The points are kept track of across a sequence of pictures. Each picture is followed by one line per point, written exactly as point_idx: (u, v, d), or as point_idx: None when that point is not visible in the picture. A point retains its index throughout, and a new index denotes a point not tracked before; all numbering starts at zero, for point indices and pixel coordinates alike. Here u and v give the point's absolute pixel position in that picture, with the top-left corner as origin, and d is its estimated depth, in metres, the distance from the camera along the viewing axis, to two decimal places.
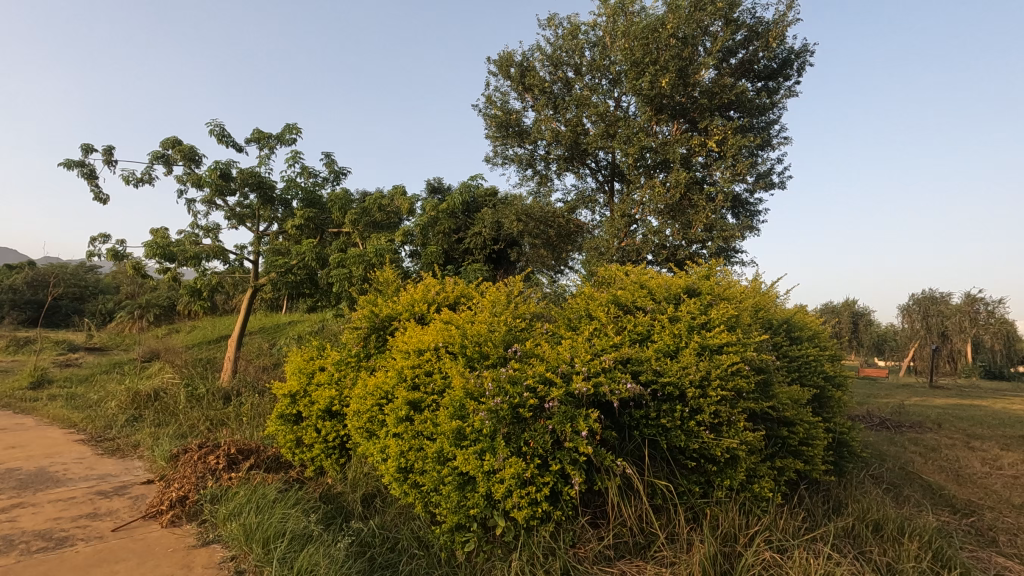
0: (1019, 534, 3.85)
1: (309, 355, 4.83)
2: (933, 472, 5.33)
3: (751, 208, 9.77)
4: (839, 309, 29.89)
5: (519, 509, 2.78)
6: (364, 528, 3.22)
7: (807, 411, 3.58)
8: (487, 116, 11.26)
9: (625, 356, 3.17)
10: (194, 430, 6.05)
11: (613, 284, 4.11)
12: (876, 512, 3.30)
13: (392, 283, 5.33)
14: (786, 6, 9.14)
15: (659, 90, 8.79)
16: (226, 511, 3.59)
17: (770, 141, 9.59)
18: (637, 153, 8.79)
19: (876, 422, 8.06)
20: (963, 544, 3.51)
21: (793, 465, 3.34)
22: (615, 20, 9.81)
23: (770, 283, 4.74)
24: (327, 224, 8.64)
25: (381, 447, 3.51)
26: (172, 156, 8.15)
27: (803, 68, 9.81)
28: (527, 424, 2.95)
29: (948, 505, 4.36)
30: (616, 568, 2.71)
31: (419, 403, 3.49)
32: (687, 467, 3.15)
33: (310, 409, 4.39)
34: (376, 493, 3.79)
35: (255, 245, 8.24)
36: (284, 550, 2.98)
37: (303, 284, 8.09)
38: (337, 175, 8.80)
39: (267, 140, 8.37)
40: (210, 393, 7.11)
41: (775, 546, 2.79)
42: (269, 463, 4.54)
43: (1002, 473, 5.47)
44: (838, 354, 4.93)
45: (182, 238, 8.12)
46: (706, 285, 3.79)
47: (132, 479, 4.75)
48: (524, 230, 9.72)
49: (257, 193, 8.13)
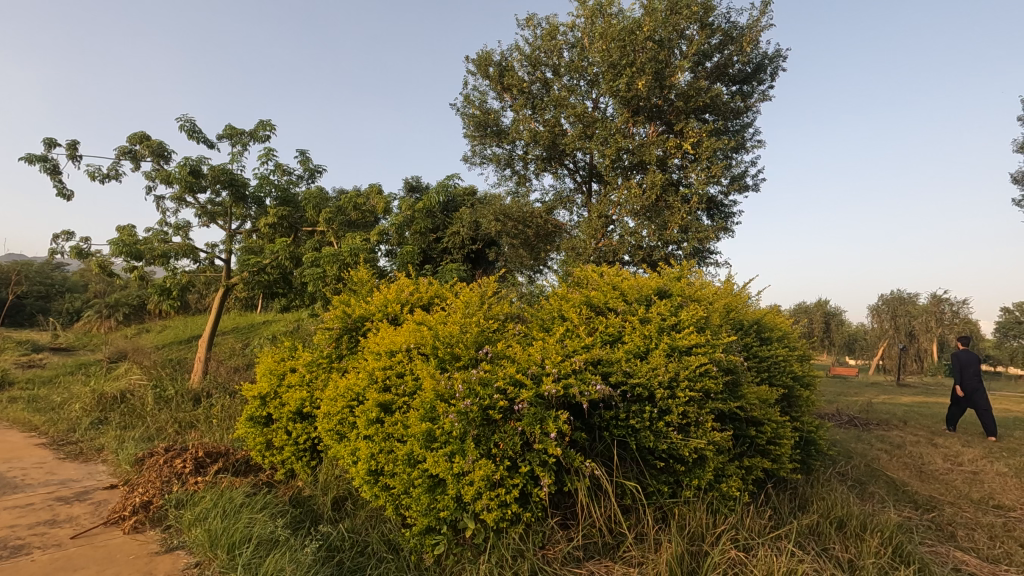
0: (977, 530, 3.97)
1: (280, 356, 4.76)
2: (898, 469, 5.46)
3: (726, 210, 9.90)
4: (812, 309, 30.49)
5: (489, 511, 2.78)
6: (332, 532, 3.17)
7: (775, 411, 3.63)
8: (465, 115, 11.23)
9: (596, 357, 3.19)
10: (161, 434, 5.91)
11: (586, 285, 4.12)
12: (840, 509, 3.37)
13: (366, 283, 5.27)
14: (759, 11, 9.29)
15: (635, 92, 8.88)
16: (191, 516, 3.49)
17: (744, 144, 9.72)
18: (614, 154, 8.86)
19: (844, 421, 8.24)
20: (924, 539, 3.61)
21: (761, 464, 3.40)
22: (593, 21, 9.88)
23: (741, 284, 4.81)
24: (301, 223, 8.54)
25: (351, 449, 3.47)
26: (139, 151, 7.94)
27: (776, 72, 9.99)
28: (497, 426, 2.94)
29: (910, 501, 4.48)
30: (584, 568, 2.71)
31: (390, 404, 3.46)
32: (656, 467, 3.19)
33: (281, 411, 4.33)
34: (347, 496, 3.74)
35: (227, 244, 8.09)
36: (249, 556, 2.93)
37: (276, 284, 8.03)
38: (313, 173, 8.68)
39: (240, 137, 8.21)
40: (179, 394, 6.97)
41: (741, 544, 2.83)
42: (239, 465, 4.47)
43: (963, 469, 5.63)
44: (807, 354, 5.00)
45: (150, 235, 7.93)
46: (677, 286, 3.82)
47: (95, 484, 4.62)
48: (502, 230, 9.72)
49: (229, 191, 7.96)
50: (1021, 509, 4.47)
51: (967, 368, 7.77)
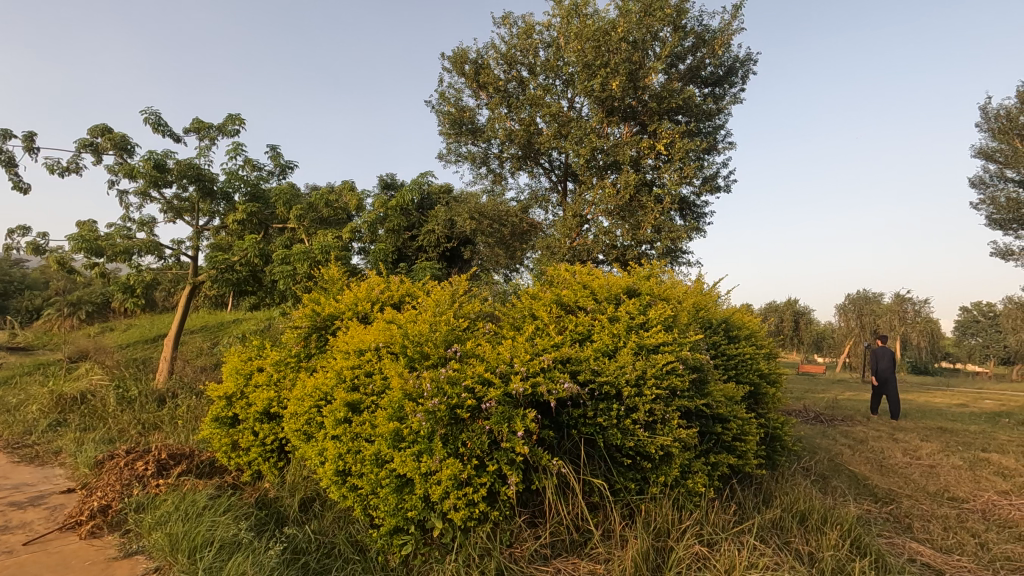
0: (933, 521, 4.10)
1: (247, 355, 4.66)
2: (859, 463, 5.63)
3: (698, 210, 10.06)
4: (781, 307, 31.17)
5: (456, 510, 2.77)
6: (298, 533, 3.13)
7: (740, 407, 3.69)
8: (441, 113, 11.16)
9: (564, 355, 3.21)
10: (124, 435, 5.73)
11: (557, 284, 4.13)
12: (803, 503, 3.45)
13: (337, 281, 5.20)
14: (731, 15, 9.48)
15: (609, 92, 8.96)
16: (152, 521, 3.40)
17: (715, 146, 9.90)
18: (589, 153, 8.89)
19: (810, 417, 8.46)
20: (882, 531, 3.73)
21: (726, 460, 3.46)
22: (569, 21, 9.91)
23: (710, 284, 4.90)
24: (272, 220, 8.36)
25: (318, 450, 3.41)
26: (101, 144, 7.69)
27: (747, 75, 10.18)
28: (465, 424, 2.93)
29: (870, 494, 4.62)
30: (552, 566, 2.72)
31: (359, 404, 3.40)
32: (624, 464, 3.22)
33: (247, 411, 4.25)
34: (315, 498, 3.68)
35: (194, 241, 7.90)
36: (211, 559, 2.86)
37: (246, 282, 7.88)
38: (284, 169, 8.53)
39: (207, 130, 8.01)
40: (143, 395, 6.77)
41: (705, 539, 2.88)
42: (203, 468, 4.37)
43: (920, 462, 5.83)
44: (774, 352, 5.10)
45: (112, 231, 7.68)
46: (646, 285, 3.83)
47: (51, 489, 4.45)
48: (477, 229, 9.70)
49: (196, 186, 7.76)
50: (973, 500, 4.66)
51: (880, 359, 9.28)
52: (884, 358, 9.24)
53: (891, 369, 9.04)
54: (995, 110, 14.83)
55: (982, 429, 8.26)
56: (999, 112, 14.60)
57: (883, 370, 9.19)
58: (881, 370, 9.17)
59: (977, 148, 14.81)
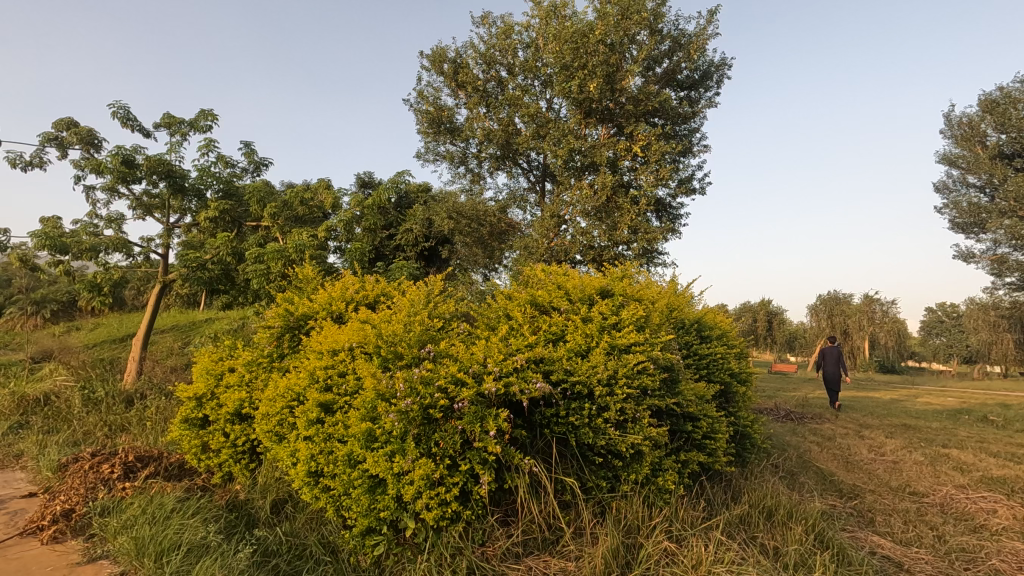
0: (894, 515, 4.24)
1: (218, 356, 4.59)
2: (827, 460, 5.78)
3: (674, 211, 10.22)
4: (755, 308, 31.77)
5: (429, 511, 2.78)
6: (269, 536, 3.09)
7: (710, 406, 3.77)
8: (419, 111, 11.12)
9: (537, 356, 3.25)
10: (89, 438, 5.59)
11: (532, 284, 4.16)
12: (770, 500, 3.54)
13: (311, 281, 5.13)
14: (706, 20, 9.64)
15: (587, 94, 9.03)
16: (117, 524, 3.33)
17: (690, 149, 10.07)
18: (567, 154, 8.94)
19: (782, 415, 8.65)
20: (846, 526, 3.85)
21: (696, 458, 3.52)
22: (547, 22, 9.95)
23: (683, 285, 4.99)
24: (245, 218, 8.22)
25: (290, 451, 3.37)
26: (66, 139, 7.47)
27: (722, 79, 10.37)
28: (437, 424, 2.94)
29: (836, 490, 4.76)
30: (523, 564, 2.75)
31: (331, 404, 3.38)
32: (596, 463, 3.27)
33: (218, 412, 4.19)
34: (287, 499, 3.65)
35: (164, 238, 7.72)
36: (177, 564, 2.81)
37: (218, 280, 7.68)
38: (258, 166, 8.40)
39: (178, 126, 7.84)
40: (110, 396, 6.60)
41: (674, 536, 2.94)
42: (172, 470, 4.29)
43: (885, 458, 6.01)
44: (745, 352, 5.20)
45: (78, 228, 7.46)
46: (620, 286, 3.86)
47: (11, 493, 4.32)
48: (455, 228, 9.68)
49: (166, 182, 7.59)
50: (933, 494, 4.82)
51: (828, 359, 9.85)
52: (831, 359, 9.82)
53: (836, 367, 9.61)
54: (958, 118, 15.42)
55: (943, 425, 8.55)
56: (962, 120, 15.19)
57: (829, 370, 9.77)
58: (828, 369, 9.75)
59: (941, 155, 15.35)
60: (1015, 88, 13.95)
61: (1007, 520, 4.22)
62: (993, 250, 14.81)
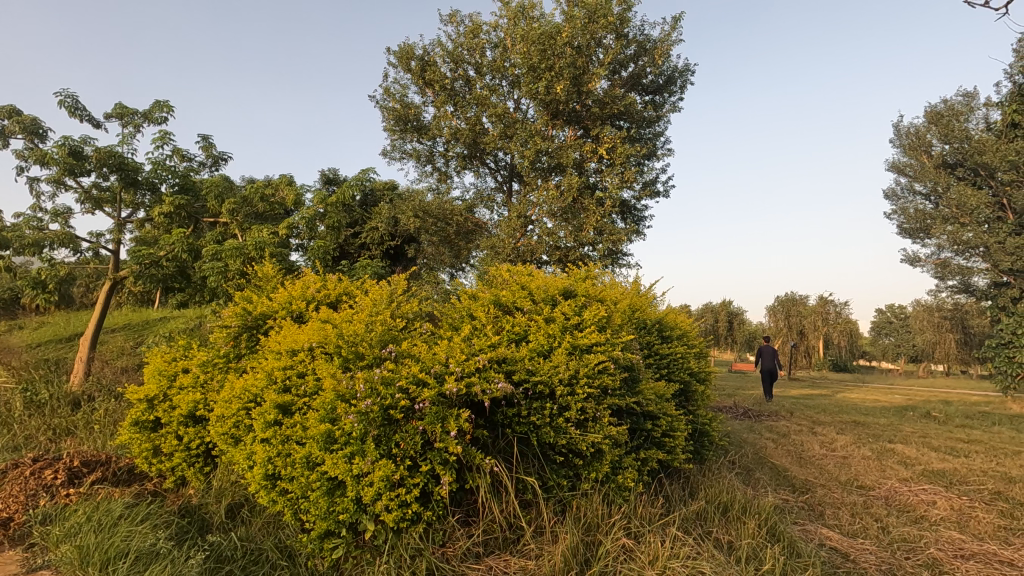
0: (843, 508, 4.42)
1: (172, 356, 4.45)
2: (781, 457, 5.99)
3: (637, 213, 10.41)
4: (717, 308, 32.60)
5: (389, 511, 2.76)
6: (222, 541, 3.00)
7: (669, 404, 3.85)
8: (385, 108, 11.00)
9: (500, 356, 3.26)
10: (30, 442, 5.31)
11: (496, 284, 4.17)
12: (726, 496, 3.64)
13: (271, 278, 5.01)
14: (670, 26, 9.83)
15: (554, 96, 9.10)
16: (59, 533, 3.17)
17: (654, 152, 10.27)
18: (533, 155, 8.99)
19: (739, 413, 8.91)
20: (797, 519, 3.99)
21: (655, 455, 3.59)
22: (515, 22, 9.97)
23: (646, 286, 5.08)
24: (202, 213, 7.95)
25: (246, 454, 3.29)
26: (8, 127, 7.08)
27: (685, 85, 10.60)
28: (398, 425, 2.92)
29: (789, 484, 4.93)
30: (483, 564, 2.75)
31: (289, 406, 3.30)
32: (557, 462, 3.30)
33: (170, 414, 4.05)
34: (243, 503, 3.56)
35: (115, 234, 7.40)
36: (125, 571, 2.71)
37: (173, 278, 7.40)
38: (216, 160, 8.15)
39: (131, 116, 7.54)
40: (55, 398, 6.30)
41: (632, 532, 3.00)
42: (120, 475, 4.12)
43: (835, 454, 6.27)
44: (704, 351, 5.33)
45: (20, 221, 7.08)
46: (583, 286, 3.90)
47: None
48: (421, 227, 9.62)
49: (118, 175, 7.28)
50: (878, 487, 5.05)
51: (765, 355, 10.32)
52: (767, 355, 10.30)
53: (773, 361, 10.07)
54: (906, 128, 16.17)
55: (890, 422, 8.94)
56: (910, 130, 15.94)
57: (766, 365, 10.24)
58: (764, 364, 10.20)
59: (891, 163, 16.10)
60: (958, 100, 14.70)
61: (945, 511, 4.45)
62: (937, 254, 15.60)
